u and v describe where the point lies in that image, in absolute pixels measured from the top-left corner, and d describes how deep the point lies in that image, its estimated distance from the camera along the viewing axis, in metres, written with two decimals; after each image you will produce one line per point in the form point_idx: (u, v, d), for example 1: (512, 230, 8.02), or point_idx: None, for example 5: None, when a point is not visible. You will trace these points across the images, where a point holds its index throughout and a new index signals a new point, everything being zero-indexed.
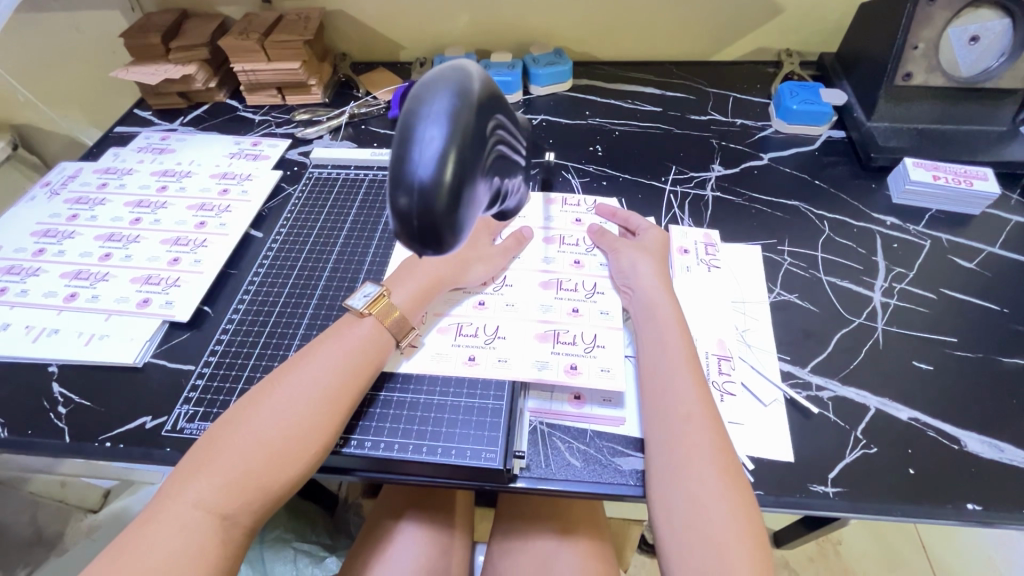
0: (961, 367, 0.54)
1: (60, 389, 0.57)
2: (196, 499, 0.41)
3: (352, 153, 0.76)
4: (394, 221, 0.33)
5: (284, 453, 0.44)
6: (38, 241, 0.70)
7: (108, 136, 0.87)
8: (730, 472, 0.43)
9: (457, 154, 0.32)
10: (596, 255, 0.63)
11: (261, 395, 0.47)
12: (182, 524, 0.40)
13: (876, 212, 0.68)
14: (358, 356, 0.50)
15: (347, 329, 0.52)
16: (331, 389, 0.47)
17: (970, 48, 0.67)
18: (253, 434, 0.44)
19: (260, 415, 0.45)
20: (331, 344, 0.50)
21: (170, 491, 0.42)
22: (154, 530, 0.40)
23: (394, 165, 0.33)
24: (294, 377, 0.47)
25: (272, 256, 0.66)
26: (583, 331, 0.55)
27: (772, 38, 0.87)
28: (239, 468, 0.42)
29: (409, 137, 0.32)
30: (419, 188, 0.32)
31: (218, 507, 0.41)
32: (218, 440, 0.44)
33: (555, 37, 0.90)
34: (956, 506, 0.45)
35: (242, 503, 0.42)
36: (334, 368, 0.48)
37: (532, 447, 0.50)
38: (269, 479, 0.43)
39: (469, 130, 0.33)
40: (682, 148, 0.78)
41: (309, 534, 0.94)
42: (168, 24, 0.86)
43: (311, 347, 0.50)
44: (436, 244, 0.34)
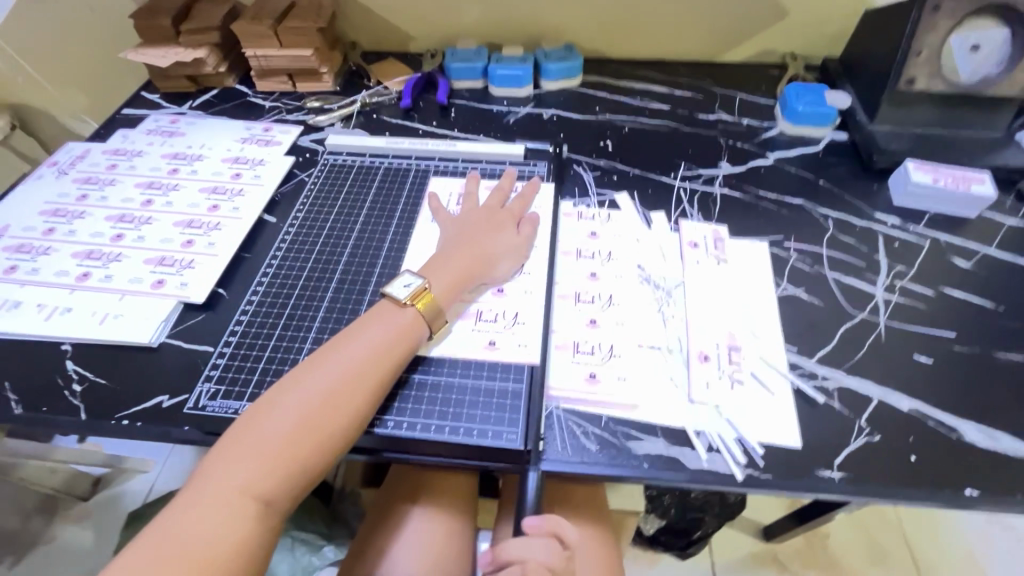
0: (958, 360, 0.56)
1: (74, 367, 0.57)
2: (237, 482, 0.41)
3: (367, 140, 0.77)
4: None
5: (326, 438, 0.45)
6: (47, 220, 0.69)
7: (115, 117, 0.86)
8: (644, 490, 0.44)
9: None
10: (611, 264, 0.63)
11: (297, 381, 0.47)
12: (224, 508, 0.41)
13: (877, 211, 0.71)
14: (396, 342, 0.51)
15: (385, 315, 0.52)
16: (370, 374, 0.48)
17: (970, 55, 0.70)
18: (293, 417, 0.45)
19: (300, 398, 0.46)
20: (369, 330, 0.51)
21: (209, 472, 0.42)
22: (195, 513, 0.40)
23: None
24: (332, 361, 0.48)
25: (289, 241, 0.66)
26: (601, 342, 0.57)
27: (778, 41, 0.90)
28: (281, 451, 0.43)
29: None
30: None
31: (258, 490, 0.42)
32: (256, 423, 0.44)
33: (566, 33, 0.92)
34: (955, 491, 0.47)
35: (285, 488, 0.43)
36: (370, 353, 0.49)
37: (549, 430, 0.51)
38: (309, 462, 0.44)
39: None
40: (690, 145, 0.80)
41: (306, 523, 0.95)
42: (179, 6, 0.86)
43: (348, 332, 0.51)
44: None
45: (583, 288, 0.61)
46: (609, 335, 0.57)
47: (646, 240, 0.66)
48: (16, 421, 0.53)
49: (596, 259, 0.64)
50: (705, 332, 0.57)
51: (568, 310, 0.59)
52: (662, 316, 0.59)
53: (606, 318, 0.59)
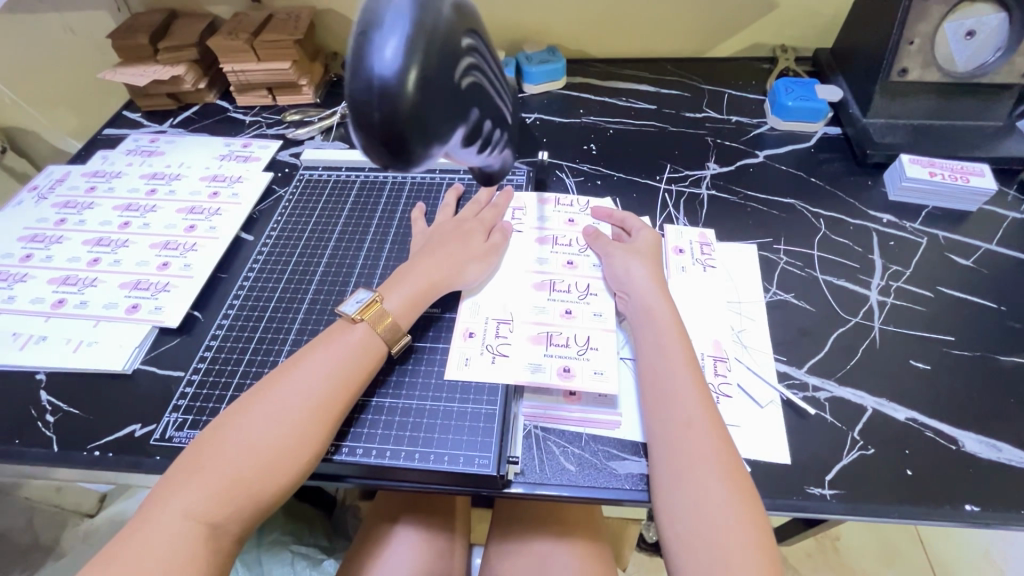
0: (958, 365, 0.53)
1: (48, 397, 0.56)
2: (184, 506, 0.40)
3: (344, 154, 0.75)
4: (360, 132, 0.35)
5: (276, 460, 0.43)
6: (25, 246, 0.69)
7: (97, 138, 0.86)
8: (738, 481, 0.42)
9: (419, 68, 0.33)
10: (589, 255, 0.62)
11: (250, 403, 0.46)
12: (170, 534, 0.39)
13: (872, 209, 0.68)
14: (351, 361, 0.49)
15: (340, 334, 0.51)
16: (326, 395, 0.47)
17: (965, 42, 0.66)
18: (246, 440, 0.43)
19: (251, 420, 0.44)
20: (327, 348, 0.49)
21: (158, 499, 0.41)
22: (143, 540, 0.39)
23: (352, 74, 0.34)
24: (288, 382, 0.47)
25: (264, 258, 0.65)
26: (576, 333, 0.54)
27: (767, 34, 0.87)
28: (231, 475, 0.42)
29: (366, 46, 0.33)
30: (380, 87, 0.33)
31: (207, 515, 0.40)
32: (207, 448, 0.43)
33: (549, 34, 0.90)
34: (954, 506, 0.45)
35: (233, 513, 0.41)
36: (327, 373, 0.48)
37: (527, 452, 0.49)
38: (262, 485, 0.42)
39: (431, 48, 0.34)
40: (676, 146, 0.77)
41: (306, 536, 0.93)
42: (156, 24, 0.85)
43: (304, 351, 0.50)
44: (402, 152, 0.35)
45: None
46: (585, 327, 0.55)
47: None
48: None
49: (575, 247, 0.63)
50: None
51: (543, 303, 0.57)
52: None
53: (583, 309, 0.56)
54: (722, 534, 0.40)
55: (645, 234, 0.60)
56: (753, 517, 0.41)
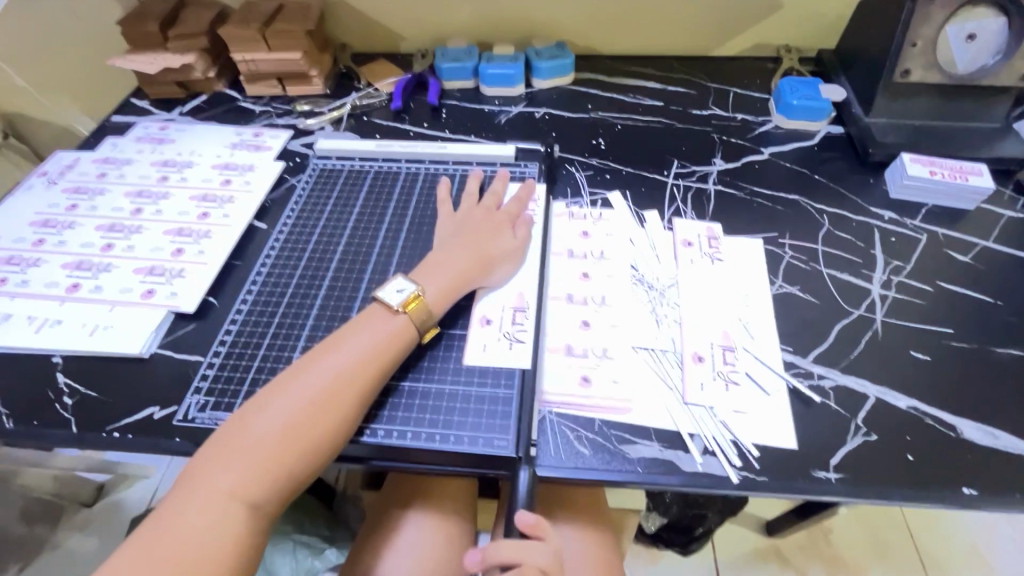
0: (957, 358, 0.55)
1: (65, 380, 0.56)
2: (224, 486, 0.41)
3: (356, 144, 0.76)
4: None
5: (311, 442, 0.44)
6: (37, 231, 0.69)
7: (105, 124, 0.86)
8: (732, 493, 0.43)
9: None
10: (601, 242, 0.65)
11: (285, 384, 0.47)
12: (212, 511, 0.40)
13: (874, 206, 0.70)
14: (383, 348, 0.50)
15: (375, 321, 0.52)
16: (358, 380, 0.48)
17: (966, 45, 0.69)
18: (281, 422, 0.44)
19: (286, 402, 0.45)
20: (359, 335, 0.50)
21: (198, 477, 0.42)
22: (186, 515, 0.40)
23: None
24: (322, 366, 0.48)
25: (279, 245, 0.66)
26: (591, 320, 0.58)
27: (772, 34, 0.88)
28: (267, 457, 0.43)
29: None
30: None
31: (246, 493, 0.41)
32: (242, 430, 0.44)
33: (557, 30, 0.91)
34: (953, 491, 0.47)
35: (269, 494, 0.42)
36: (359, 360, 0.48)
37: (541, 436, 0.50)
38: (298, 466, 0.44)
39: None
40: (684, 142, 0.79)
41: (307, 525, 0.94)
42: (166, 11, 0.85)
43: (338, 335, 0.50)
44: None
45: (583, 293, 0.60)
46: (599, 314, 0.58)
47: (640, 241, 0.65)
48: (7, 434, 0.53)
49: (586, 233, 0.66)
50: (699, 332, 0.57)
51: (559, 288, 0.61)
52: (656, 318, 0.58)
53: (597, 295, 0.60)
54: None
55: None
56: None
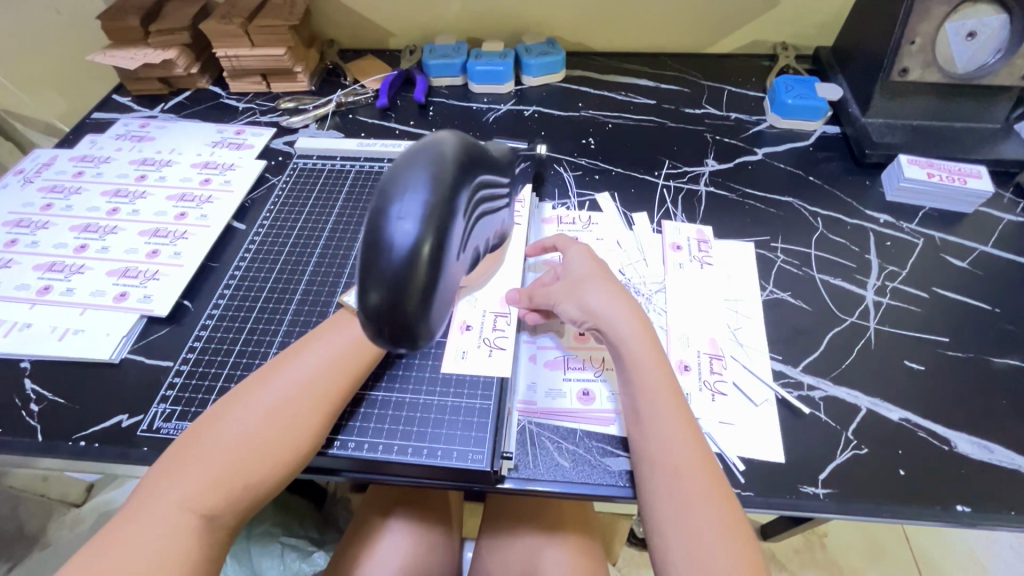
0: (952, 368, 0.53)
1: (32, 386, 0.55)
2: (177, 496, 0.39)
3: (339, 143, 0.74)
4: (366, 317, 0.38)
5: (271, 451, 0.42)
6: (10, 231, 0.67)
7: (85, 122, 0.84)
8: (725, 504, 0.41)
9: (430, 245, 0.36)
10: (592, 231, 0.65)
11: (248, 391, 0.45)
12: (163, 524, 0.38)
13: (869, 209, 0.68)
14: (353, 354, 0.48)
15: (345, 327, 0.50)
16: (324, 388, 0.46)
17: (966, 44, 0.66)
18: (241, 431, 0.43)
19: (247, 410, 0.44)
20: (327, 341, 0.49)
21: (152, 488, 0.40)
22: (136, 528, 0.38)
23: (366, 260, 0.37)
24: (288, 372, 0.46)
25: (256, 247, 0.64)
26: None
27: (768, 31, 0.86)
28: (225, 466, 0.41)
29: (380, 236, 0.36)
30: (392, 286, 0.36)
31: (200, 504, 0.39)
32: (199, 439, 0.42)
33: (549, 26, 0.89)
34: (946, 508, 0.45)
35: (226, 505, 0.40)
36: (325, 367, 0.47)
37: (520, 448, 0.49)
38: (257, 477, 0.42)
39: (440, 222, 0.37)
40: (676, 142, 0.77)
41: (297, 527, 0.92)
42: (147, 6, 0.83)
43: (306, 340, 0.49)
44: (409, 337, 0.38)
45: None
46: None
47: (627, 244, 0.64)
48: None
49: (577, 223, 0.66)
50: (686, 340, 0.55)
51: None
52: None
53: None
54: (709, 545, 0.39)
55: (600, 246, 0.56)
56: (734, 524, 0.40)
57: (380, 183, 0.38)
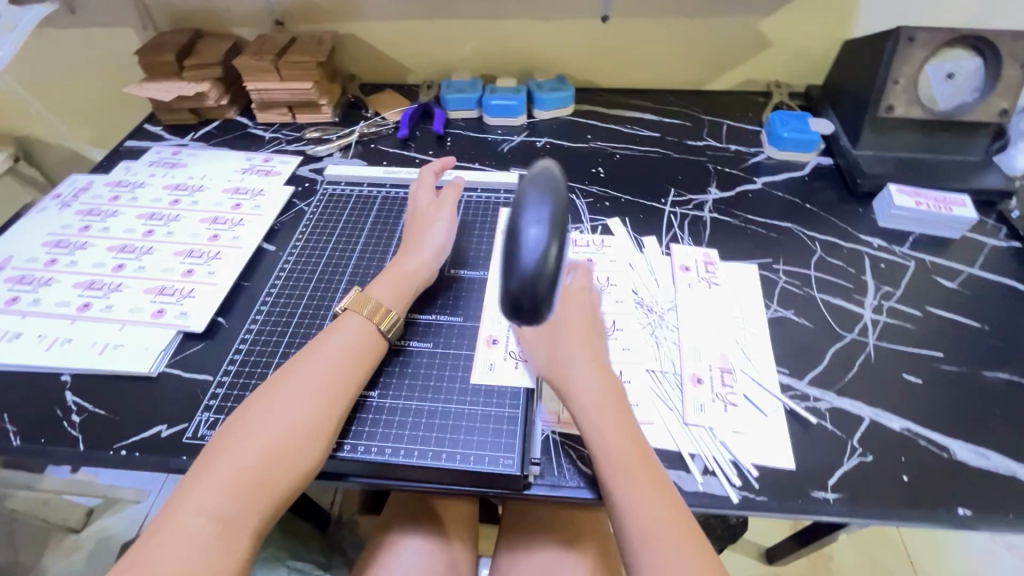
0: (947, 381, 0.57)
1: (73, 398, 0.57)
2: (204, 502, 0.40)
3: (366, 171, 0.79)
4: (506, 301, 0.43)
5: (291, 450, 0.45)
6: (50, 251, 0.70)
7: (118, 149, 0.88)
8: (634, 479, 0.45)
9: (557, 247, 0.43)
10: (606, 252, 0.69)
11: (264, 397, 0.47)
12: (192, 530, 0.39)
13: (863, 234, 0.72)
14: (359, 351, 0.52)
15: (343, 329, 0.53)
16: (335, 389, 0.49)
17: (946, 84, 0.73)
18: (263, 434, 0.44)
19: (265, 415, 0.46)
20: (334, 343, 0.52)
21: (179, 499, 0.41)
22: (166, 538, 0.39)
23: (505, 259, 0.43)
24: (301, 374, 0.49)
25: (289, 267, 0.68)
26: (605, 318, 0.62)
27: (762, 70, 0.93)
28: (249, 468, 0.42)
29: (516, 232, 0.43)
30: (529, 273, 0.42)
31: (226, 510, 0.40)
32: (222, 447, 0.44)
33: (558, 64, 0.95)
34: (948, 510, 0.48)
35: (252, 507, 0.42)
36: (332, 369, 0.50)
37: (545, 455, 0.51)
38: (280, 476, 0.43)
39: (561, 229, 0.44)
40: (680, 171, 0.82)
41: (302, 551, 0.90)
42: (183, 42, 0.89)
43: (315, 343, 0.52)
44: (535, 318, 0.43)
45: None
46: (611, 312, 0.63)
47: (639, 265, 0.68)
48: (14, 453, 0.54)
49: (591, 246, 0.70)
50: (698, 353, 0.59)
51: None
52: (656, 340, 0.60)
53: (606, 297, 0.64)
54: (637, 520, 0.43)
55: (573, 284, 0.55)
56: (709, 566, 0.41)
57: (511, 201, 0.45)
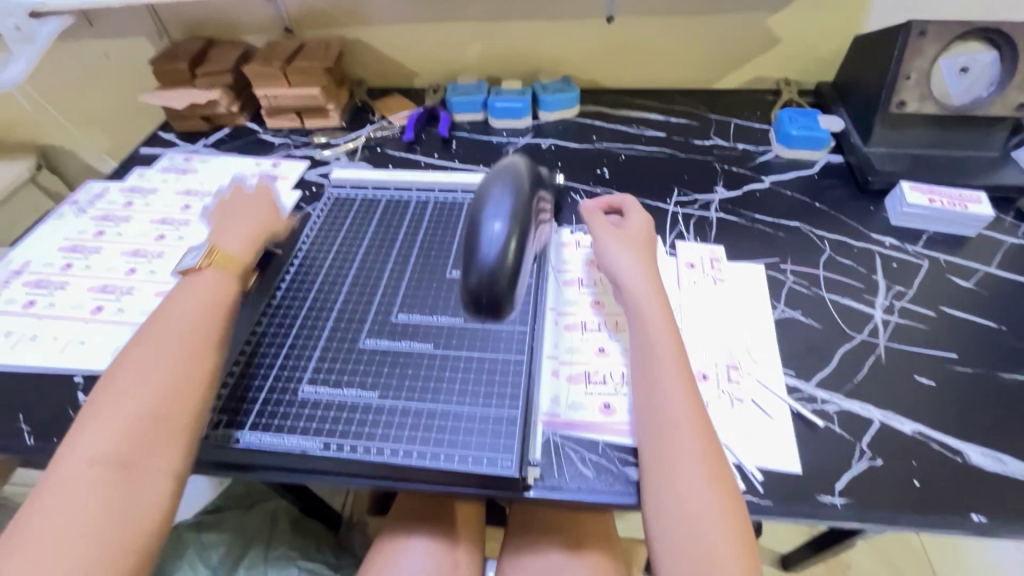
0: (961, 382, 0.55)
1: (85, 398, 0.58)
2: (88, 454, 0.43)
3: (371, 175, 0.79)
4: (465, 296, 0.46)
5: (173, 396, 0.47)
6: (66, 255, 0.72)
7: (133, 156, 0.91)
8: (714, 473, 0.45)
9: (514, 243, 0.46)
10: None
11: (125, 360, 0.49)
12: (85, 479, 0.42)
13: (874, 232, 0.71)
14: (207, 299, 0.54)
15: (192, 280, 0.56)
16: (189, 341, 0.51)
17: (959, 77, 0.71)
18: (142, 384, 0.47)
19: (125, 373, 0.48)
20: (182, 297, 0.54)
21: (62, 456, 0.44)
22: (63, 492, 0.42)
23: (467, 254, 0.47)
24: (165, 330, 0.51)
25: (294, 268, 0.68)
26: (607, 319, 0.62)
27: (771, 68, 0.91)
28: (139, 417, 0.45)
29: (477, 232, 0.46)
30: (488, 269, 0.45)
31: (113, 457, 0.44)
32: (93, 408, 0.46)
33: (564, 65, 0.95)
34: (961, 516, 0.46)
35: (136, 451, 0.44)
36: (196, 320, 0.52)
37: (545, 457, 0.51)
38: (168, 421, 0.46)
39: (520, 224, 0.47)
40: (686, 171, 0.81)
41: (313, 552, 0.87)
42: (195, 51, 0.90)
43: (168, 299, 0.54)
44: (496, 312, 0.46)
45: (587, 317, 0.62)
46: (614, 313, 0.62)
47: None
48: (26, 451, 0.55)
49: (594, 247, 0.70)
50: (703, 352, 0.58)
51: (574, 294, 0.64)
52: None
53: (609, 298, 0.64)
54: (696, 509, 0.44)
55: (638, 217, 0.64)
56: (728, 500, 0.44)
57: (474, 196, 0.50)
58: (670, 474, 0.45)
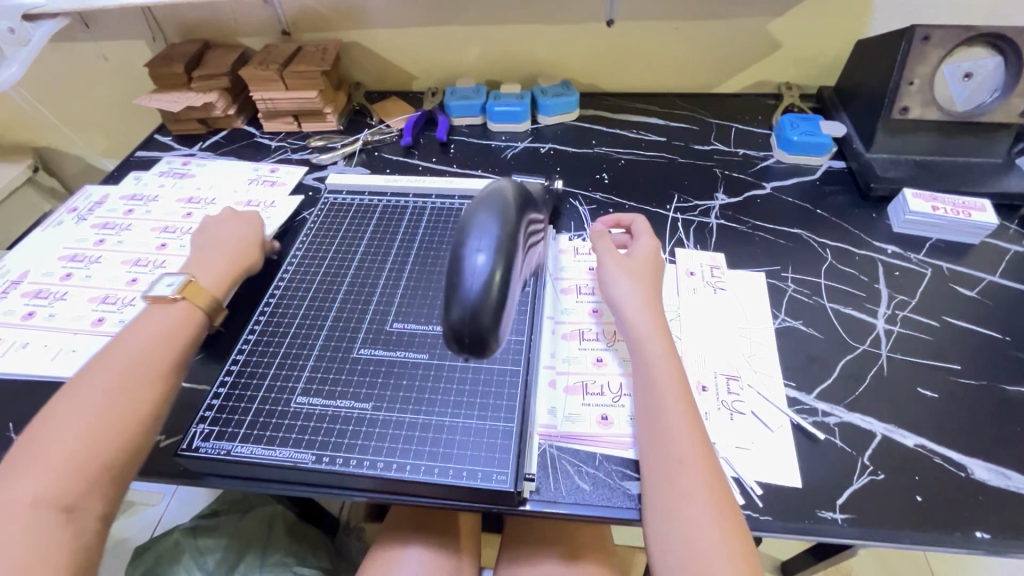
0: (965, 394, 0.54)
1: None
2: (27, 494, 0.41)
3: (367, 180, 0.79)
4: (446, 332, 0.41)
5: (120, 429, 0.46)
6: (66, 265, 0.72)
7: (129, 160, 0.90)
8: (722, 511, 0.43)
9: (500, 274, 0.41)
10: None
11: (66, 396, 0.47)
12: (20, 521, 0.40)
13: (875, 240, 0.70)
14: (166, 330, 0.53)
15: (155, 313, 0.55)
16: (149, 364, 0.50)
17: (964, 83, 0.70)
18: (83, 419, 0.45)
19: (67, 410, 0.46)
20: (137, 330, 0.53)
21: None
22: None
23: (447, 289, 0.41)
24: (111, 364, 0.50)
25: (289, 275, 0.67)
26: (605, 328, 0.61)
27: (772, 72, 0.91)
28: (80, 453, 0.44)
29: (460, 265, 0.41)
30: (471, 306, 0.40)
31: (54, 496, 0.42)
32: (31, 445, 0.44)
33: (563, 69, 0.94)
34: (965, 534, 0.45)
35: (79, 489, 0.43)
36: (144, 351, 0.51)
37: (541, 470, 0.50)
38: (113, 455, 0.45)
39: (506, 254, 0.41)
40: (686, 177, 0.80)
41: (309, 558, 0.86)
42: (191, 54, 0.90)
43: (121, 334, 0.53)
44: (482, 350, 0.41)
45: (585, 326, 0.61)
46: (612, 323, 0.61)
47: None
48: None
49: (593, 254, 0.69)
50: (702, 362, 0.57)
51: (572, 303, 0.64)
52: None
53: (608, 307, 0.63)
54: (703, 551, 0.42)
55: (646, 243, 0.61)
56: (729, 518, 0.43)
57: (457, 223, 0.44)
58: (674, 514, 0.44)
